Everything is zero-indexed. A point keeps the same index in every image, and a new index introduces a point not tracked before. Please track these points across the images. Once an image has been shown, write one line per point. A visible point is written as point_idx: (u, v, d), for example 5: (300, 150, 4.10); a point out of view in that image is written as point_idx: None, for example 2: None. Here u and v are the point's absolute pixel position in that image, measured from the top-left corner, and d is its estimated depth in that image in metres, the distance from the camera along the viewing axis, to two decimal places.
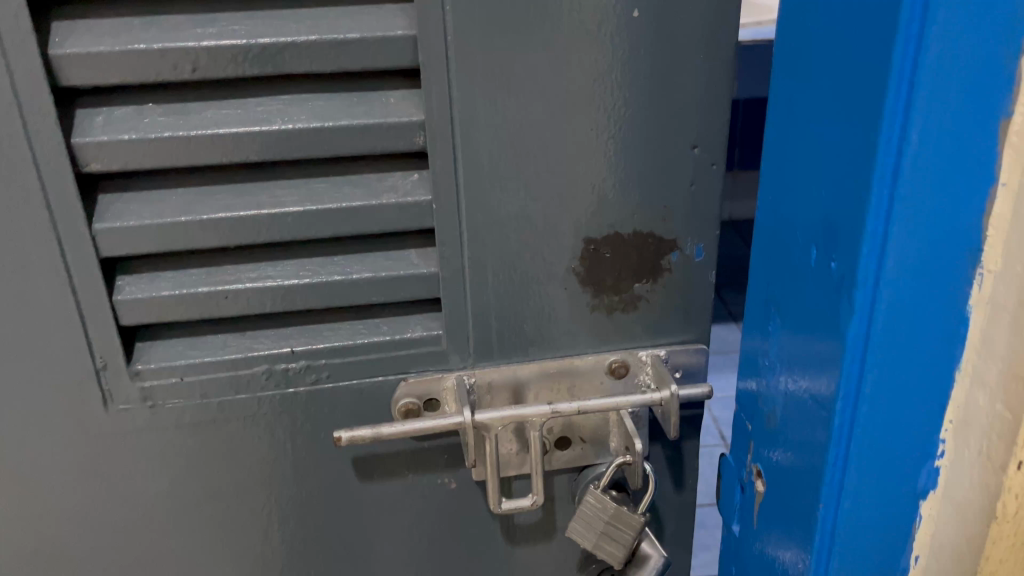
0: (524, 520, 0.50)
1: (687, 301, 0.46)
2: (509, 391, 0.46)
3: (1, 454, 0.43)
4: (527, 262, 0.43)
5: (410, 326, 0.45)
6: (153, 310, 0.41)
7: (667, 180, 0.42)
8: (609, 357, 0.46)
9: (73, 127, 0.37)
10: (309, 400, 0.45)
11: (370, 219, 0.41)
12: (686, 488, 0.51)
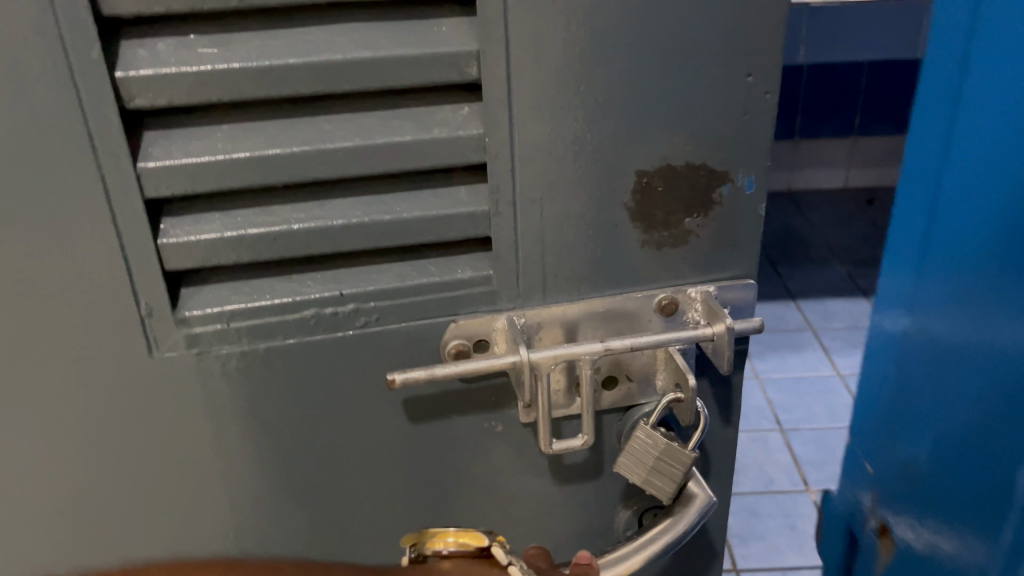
0: (571, 460, 0.50)
1: (735, 235, 0.45)
2: (559, 328, 0.46)
3: (40, 403, 0.42)
4: (580, 197, 0.42)
5: (459, 267, 0.44)
6: (198, 253, 0.40)
7: (719, 109, 0.42)
8: (657, 294, 0.46)
9: (118, 60, 0.36)
10: (359, 345, 0.44)
11: (422, 153, 0.40)
12: (731, 425, 0.51)
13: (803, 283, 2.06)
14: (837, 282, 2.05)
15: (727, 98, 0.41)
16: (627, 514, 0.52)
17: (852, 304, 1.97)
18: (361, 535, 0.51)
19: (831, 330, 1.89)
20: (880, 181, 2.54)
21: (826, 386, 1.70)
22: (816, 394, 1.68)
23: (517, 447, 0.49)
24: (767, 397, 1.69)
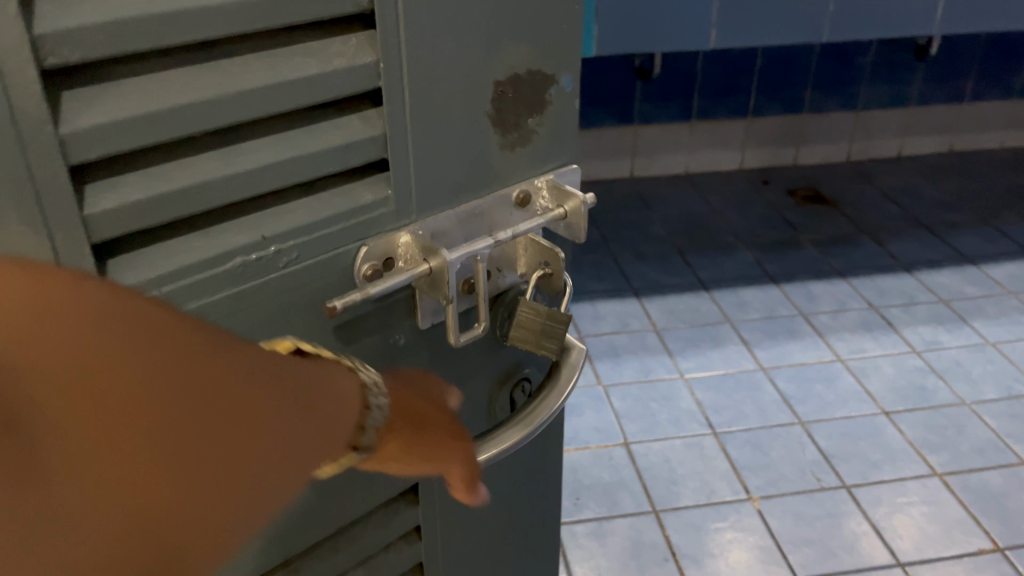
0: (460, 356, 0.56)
1: (562, 127, 0.53)
2: (444, 237, 0.49)
3: None
4: (458, 114, 0.46)
5: (360, 194, 0.45)
6: (127, 220, 0.37)
7: (549, 20, 0.48)
8: (515, 190, 0.52)
9: (34, 13, 0.32)
10: (280, 285, 0.43)
11: (328, 85, 0.41)
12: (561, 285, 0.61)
13: (713, 271, 2.12)
14: (746, 269, 2.12)
15: (554, 10, 0.48)
16: (505, 395, 0.60)
17: (765, 292, 2.03)
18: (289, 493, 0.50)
19: (748, 322, 1.93)
20: (774, 160, 2.64)
21: (753, 383, 1.73)
22: (743, 392, 1.71)
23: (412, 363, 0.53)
24: (696, 397, 1.70)
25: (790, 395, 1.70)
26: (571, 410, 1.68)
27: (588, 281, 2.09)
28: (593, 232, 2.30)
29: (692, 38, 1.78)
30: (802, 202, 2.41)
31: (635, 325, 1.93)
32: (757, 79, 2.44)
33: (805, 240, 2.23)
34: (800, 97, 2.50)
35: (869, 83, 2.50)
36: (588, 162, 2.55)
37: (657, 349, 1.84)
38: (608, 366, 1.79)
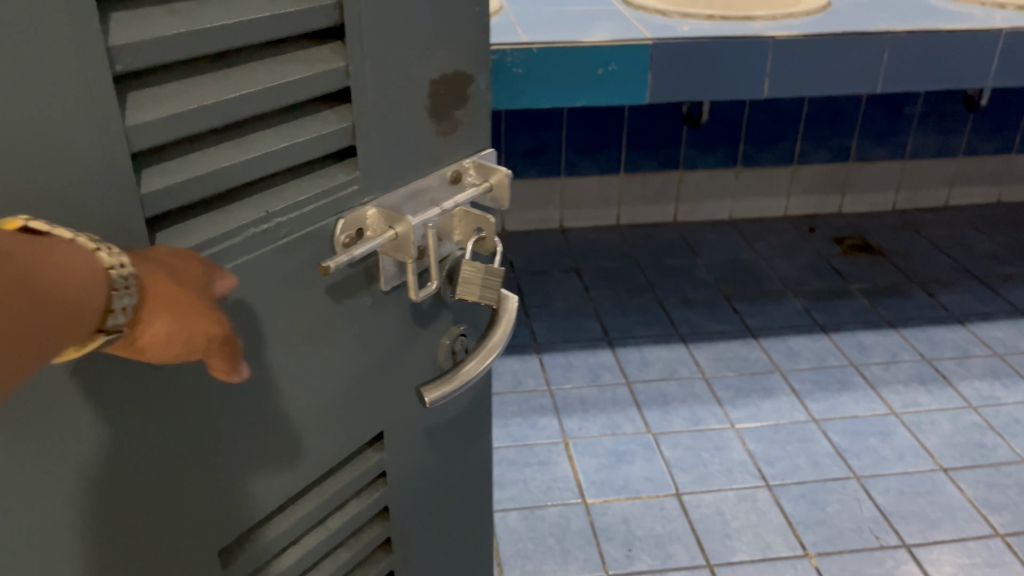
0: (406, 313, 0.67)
1: (478, 118, 0.66)
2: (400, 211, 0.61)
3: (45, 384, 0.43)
4: (404, 106, 0.58)
5: (335, 176, 0.56)
6: (172, 196, 0.47)
7: (465, 30, 0.60)
8: (449, 170, 0.64)
9: (111, 31, 0.42)
10: (282, 248, 0.54)
11: (314, 86, 0.53)
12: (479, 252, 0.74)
13: (762, 319, 2.11)
14: (793, 317, 2.11)
15: (469, 21, 0.60)
16: (445, 345, 0.73)
17: (815, 341, 2.02)
18: (279, 423, 0.60)
19: (799, 371, 1.91)
20: (819, 208, 2.65)
21: (806, 435, 1.71)
22: (796, 444, 1.68)
23: (365, 322, 0.64)
24: (749, 448, 1.68)
25: (843, 448, 1.67)
26: (620, 457, 1.66)
27: (633, 326, 2.09)
28: (636, 276, 2.31)
29: (747, 87, 1.79)
30: (849, 251, 2.43)
31: (683, 371, 1.92)
32: (803, 125, 2.47)
33: (853, 288, 2.23)
34: (847, 145, 2.52)
35: (917, 132, 2.51)
36: (632, 206, 2.57)
37: (707, 398, 1.82)
38: (657, 414, 1.78)
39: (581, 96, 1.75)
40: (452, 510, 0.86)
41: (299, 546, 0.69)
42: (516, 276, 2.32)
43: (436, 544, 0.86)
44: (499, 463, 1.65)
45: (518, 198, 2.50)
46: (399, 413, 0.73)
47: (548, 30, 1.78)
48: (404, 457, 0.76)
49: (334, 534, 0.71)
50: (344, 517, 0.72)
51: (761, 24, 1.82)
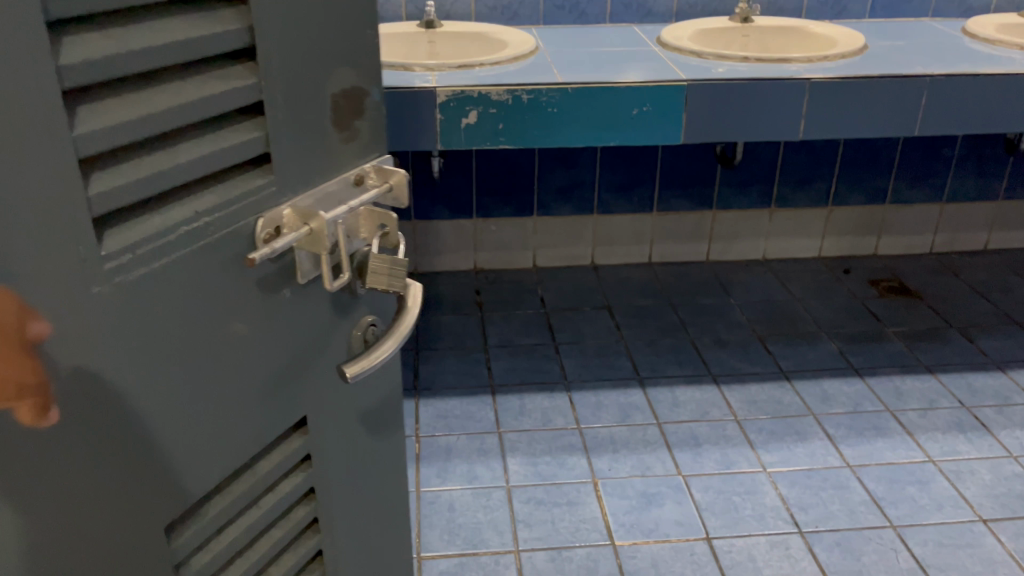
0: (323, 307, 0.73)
1: (376, 127, 0.72)
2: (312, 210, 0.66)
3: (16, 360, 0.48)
4: (311, 116, 0.65)
5: (254, 180, 0.62)
6: (112, 198, 0.52)
7: (359, 47, 0.67)
8: (354, 174, 0.70)
9: (60, 52, 0.48)
10: (211, 245, 0.60)
11: (233, 99, 0.59)
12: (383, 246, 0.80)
13: (795, 361, 2.08)
14: (829, 360, 2.08)
15: (362, 38, 0.67)
16: (358, 335, 0.78)
17: (850, 385, 1.99)
18: (219, 402, 0.65)
19: (834, 416, 1.88)
20: (854, 249, 2.62)
21: (841, 482, 1.68)
22: (830, 490, 1.65)
23: (285, 316, 0.69)
24: (781, 493, 1.65)
25: (880, 496, 1.63)
26: (649, 499, 1.64)
27: (664, 365, 2.08)
28: (668, 315, 2.30)
29: (783, 128, 1.79)
30: (885, 293, 2.40)
31: (715, 413, 1.89)
32: (839, 167, 2.46)
33: (889, 332, 2.20)
34: (883, 187, 2.51)
35: (957, 176, 2.49)
36: (664, 243, 2.57)
37: (739, 440, 1.80)
38: (688, 456, 1.75)
39: (614, 135, 1.76)
40: (374, 492, 0.91)
41: (232, 525, 0.73)
42: (546, 312, 2.33)
43: (360, 526, 0.91)
44: (528, 502, 1.63)
45: (550, 234, 2.51)
46: (320, 400, 0.78)
47: (583, 70, 1.80)
48: (328, 440, 0.81)
49: (265, 514, 0.76)
50: (275, 500, 0.77)
51: (797, 67, 1.82)
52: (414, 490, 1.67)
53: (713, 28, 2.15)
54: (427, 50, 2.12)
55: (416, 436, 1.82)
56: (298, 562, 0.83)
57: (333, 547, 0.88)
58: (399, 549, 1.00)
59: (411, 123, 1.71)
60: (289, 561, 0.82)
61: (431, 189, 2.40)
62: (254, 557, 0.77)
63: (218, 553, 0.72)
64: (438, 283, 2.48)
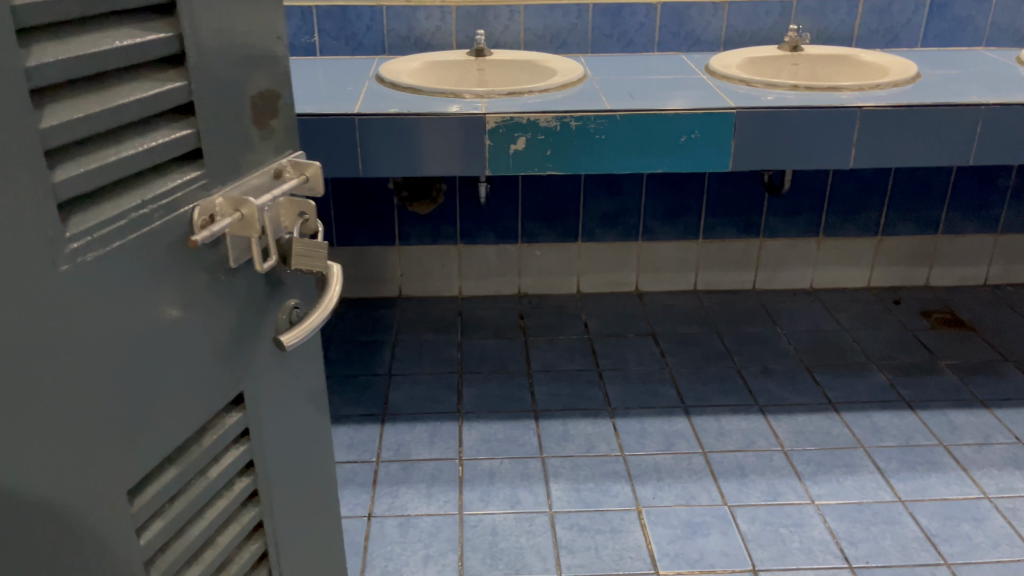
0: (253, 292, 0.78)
1: (286, 126, 0.80)
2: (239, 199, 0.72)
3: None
4: (235, 114, 0.71)
5: (189, 174, 0.67)
6: (76, 184, 0.56)
7: (270, 55, 0.75)
8: (271, 167, 0.77)
9: (28, 53, 0.52)
10: (160, 230, 0.64)
11: (169, 97, 0.64)
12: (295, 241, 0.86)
13: (844, 392, 2.05)
14: (879, 392, 2.05)
15: (272, 48, 0.75)
16: (282, 320, 0.83)
17: (901, 418, 1.94)
18: (174, 375, 0.69)
19: (884, 448, 1.84)
20: (906, 280, 2.58)
21: (892, 516, 1.64)
22: (881, 524, 1.62)
23: (217, 303, 0.73)
24: (830, 526, 1.62)
25: (934, 532, 1.59)
26: (694, 529, 1.62)
27: (710, 394, 2.05)
28: (714, 343, 2.28)
29: (834, 155, 1.78)
30: (937, 324, 2.36)
31: (762, 443, 1.87)
32: (890, 198, 2.44)
33: (942, 364, 2.16)
34: (935, 218, 2.48)
35: (1011, 207, 2.46)
36: (709, 271, 2.55)
37: (785, 471, 1.77)
38: (734, 486, 1.73)
39: (663, 161, 1.76)
40: (303, 468, 0.94)
41: (184, 494, 0.74)
42: (590, 338, 2.33)
43: (293, 496, 0.92)
44: (571, 528, 1.62)
45: (594, 260, 2.52)
46: (253, 380, 0.81)
47: (631, 98, 1.82)
48: (262, 413, 0.83)
49: (214, 483, 0.78)
50: (219, 469, 0.78)
51: (848, 95, 1.82)
52: (457, 512, 1.67)
53: (761, 57, 2.16)
54: (477, 77, 2.16)
55: (459, 460, 1.83)
56: (243, 533, 0.84)
57: (272, 522, 0.89)
58: (325, 526, 1.02)
59: (460, 149, 1.73)
60: (236, 533, 0.82)
61: (476, 214, 2.43)
62: (206, 527, 0.78)
63: (175, 521, 0.73)
64: (482, 308, 2.49)
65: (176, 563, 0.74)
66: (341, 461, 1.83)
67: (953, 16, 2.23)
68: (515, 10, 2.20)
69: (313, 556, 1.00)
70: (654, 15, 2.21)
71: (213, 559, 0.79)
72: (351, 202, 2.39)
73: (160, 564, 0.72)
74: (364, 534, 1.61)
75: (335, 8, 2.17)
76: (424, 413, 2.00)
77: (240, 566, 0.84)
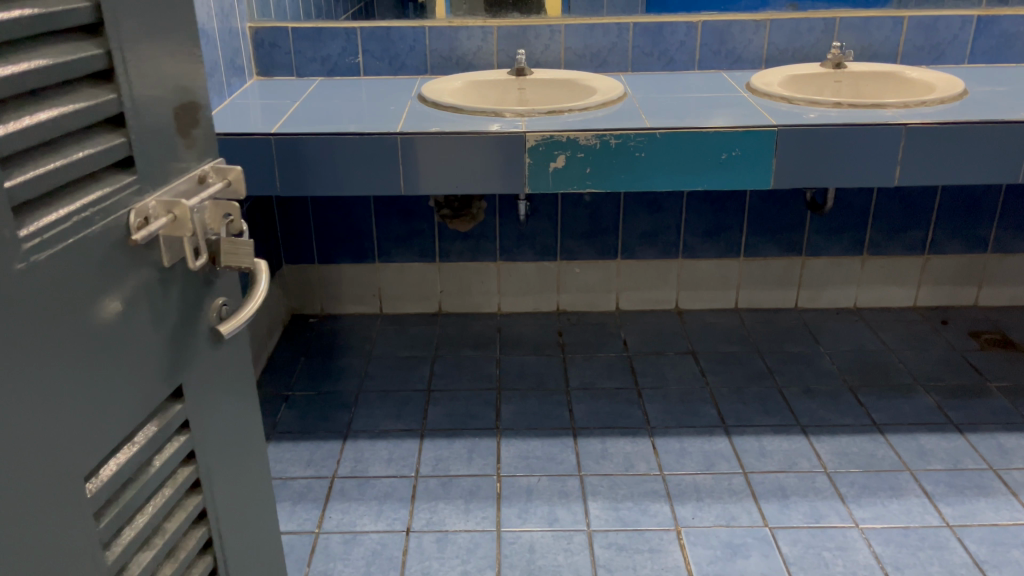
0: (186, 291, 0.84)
1: (206, 136, 0.87)
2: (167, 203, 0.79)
3: None
4: (159, 125, 0.78)
5: (119, 180, 0.73)
6: (24, 190, 0.62)
7: (189, 72, 0.83)
8: (194, 174, 0.84)
9: None
10: (97, 231, 0.70)
11: (99, 110, 0.70)
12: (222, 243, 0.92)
13: (889, 414, 2.01)
14: (926, 414, 2.00)
15: (190, 66, 0.83)
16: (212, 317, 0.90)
17: (948, 441, 1.90)
18: (120, 363, 0.75)
19: (931, 472, 1.80)
20: (953, 300, 2.53)
21: (939, 542, 1.60)
22: (928, 550, 1.58)
23: (151, 299, 0.79)
24: (875, 551, 1.58)
25: (982, 558, 1.55)
26: (735, 550, 1.60)
27: (751, 414, 2.03)
28: (755, 362, 2.26)
29: (879, 173, 1.76)
30: (986, 345, 2.30)
31: (804, 465, 1.84)
32: (938, 217, 2.40)
33: (992, 386, 2.11)
34: (984, 236, 2.43)
35: None
36: (751, 289, 2.53)
37: (829, 494, 1.74)
38: (775, 508, 1.71)
39: (703, 179, 1.76)
40: (239, 463, 0.99)
41: (133, 481, 0.80)
42: (629, 356, 2.32)
43: (231, 492, 0.98)
44: (610, 547, 1.62)
45: (634, 277, 2.51)
46: (189, 372, 0.87)
47: (672, 116, 1.82)
48: (196, 407, 0.89)
49: (159, 471, 0.83)
50: (163, 459, 0.84)
51: (893, 112, 1.80)
52: (496, 529, 1.67)
53: (803, 75, 2.15)
54: (518, 96, 2.18)
55: (497, 476, 1.83)
56: (188, 520, 0.89)
57: (214, 512, 0.94)
58: (265, 519, 1.08)
59: (502, 166, 1.75)
60: (182, 520, 0.87)
61: (516, 231, 2.44)
62: (155, 514, 0.83)
63: (127, 506, 0.78)
64: (520, 324, 2.50)
65: (130, 546, 0.79)
66: (381, 475, 1.84)
67: (1001, 32, 2.19)
68: (556, 30, 2.22)
69: (254, 547, 1.05)
70: (694, 33, 2.21)
71: (160, 546, 0.84)
72: (393, 219, 2.42)
73: (116, 549, 0.77)
74: (403, 549, 1.62)
75: (380, 29, 2.21)
76: (463, 429, 2.01)
77: (187, 552, 0.89)
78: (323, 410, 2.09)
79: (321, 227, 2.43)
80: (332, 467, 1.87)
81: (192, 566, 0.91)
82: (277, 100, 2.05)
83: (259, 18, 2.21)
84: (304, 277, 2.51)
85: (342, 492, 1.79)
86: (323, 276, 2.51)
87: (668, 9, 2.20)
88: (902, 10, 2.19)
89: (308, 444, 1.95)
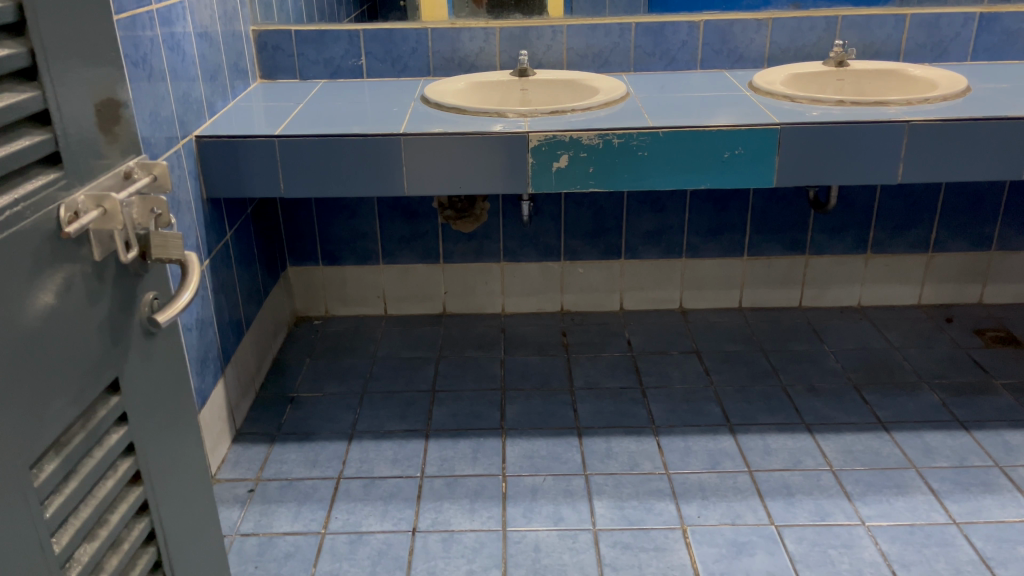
0: (119, 286, 0.86)
1: (130, 131, 0.88)
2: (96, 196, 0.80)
3: None
4: (83, 122, 0.79)
5: (45, 176, 0.74)
6: None
7: (111, 71, 0.83)
8: (120, 168, 0.85)
9: None
10: (30, 225, 0.71)
11: (25, 107, 0.71)
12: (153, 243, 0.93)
13: (894, 411, 2.01)
14: (930, 411, 2.00)
15: (112, 66, 0.83)
16: (144, 314, 0.91)
17: (954, 438, 1.90)
18: (55, 352, 0.76)
19: (937, 470, 1.80)
20: (959, 297, 2.53)
21: (946, 539, 1.60)
22: (934, 547, 1.57)
23: (83, 292, 0.80)
24: (881, 548, 1.58)
25: (988, 555, 1.55)
26: (740, 549, 1.60)
27: (756, 412, 2.03)
28: (759, 361, 2.26)
29: (882, 170, 1.76)
30: (992, 343, 2.30)
31: (810, 462, 1.84)
32: (942, 214, 2.40)
33: (997, 384, 2.11)
34: (988, 233, 2.43)
35: None
36: (755, 289, 2.53)
37: (835, 491, 1.74)
38: (780, 506, 1.71)
39: (705, 178, 1.77)
40: (176, 459, 1.00)
41: (74, 473, 0.80)
42: (633, 355, 2.32)
43: (171, 489, 0.98)
44: (615, 546, 1.62)
45: (637, 277, 2.51)
46: (125, 365, 0.88)
47: (675, 115, 1.82)
48: (133, 402, 0.90)
49: (100, 463, 0.84)
50: (103, 451, 0.84)
51: (895, 109, 1.80)
52: (501, 528, 1.67)
53: (804, 73, 2.15)
54: (520, 97, 2.18)
55: (503, 476, 1.83)
56: (130, 512, 0.89)
57: (156, 505, 0.95)
58: (207, 518, 1.08)
59: (502, 167, 1.75)
60: (124, 511, 0.88)
61: (519, 231, 2.45)
62: (97, 505, 0.83)
63: (69, 498, 0.79)
64: (525, 325, 2.51)
65: (75, 538, 0.80)
66: (387, 476, 1.85)
67: (1004, 29, 2.19)
68: (559, 30, 2.22)
69: (197, 545, 1.05)
70: (697, 33, 2.22)
71: (104, 538, 0.84)
72: (396, 220, 2.43)
73: (63, 540, 0.78)
74: (409, 549, 1.62)
75: (383, 31, 2.21)
76: (469, 429, 2.01)
77: (131, 544, 0.89)
78: (328, 411, 2.09)
79: (326, 229, 2.44)
80: (337, 467, 1.88)
81: (136, 558, 0.91)
82: (279, 102, 2.05)
83: (262, 21, 2.22)
84: (308, 279, 2.51)
85: (347, 493, 1.79)
86: (326, 277, 2.52)
87: (670, 9, 2.20)
88: (904, 8, 2.19)
89: (312, 445, 1.96)
